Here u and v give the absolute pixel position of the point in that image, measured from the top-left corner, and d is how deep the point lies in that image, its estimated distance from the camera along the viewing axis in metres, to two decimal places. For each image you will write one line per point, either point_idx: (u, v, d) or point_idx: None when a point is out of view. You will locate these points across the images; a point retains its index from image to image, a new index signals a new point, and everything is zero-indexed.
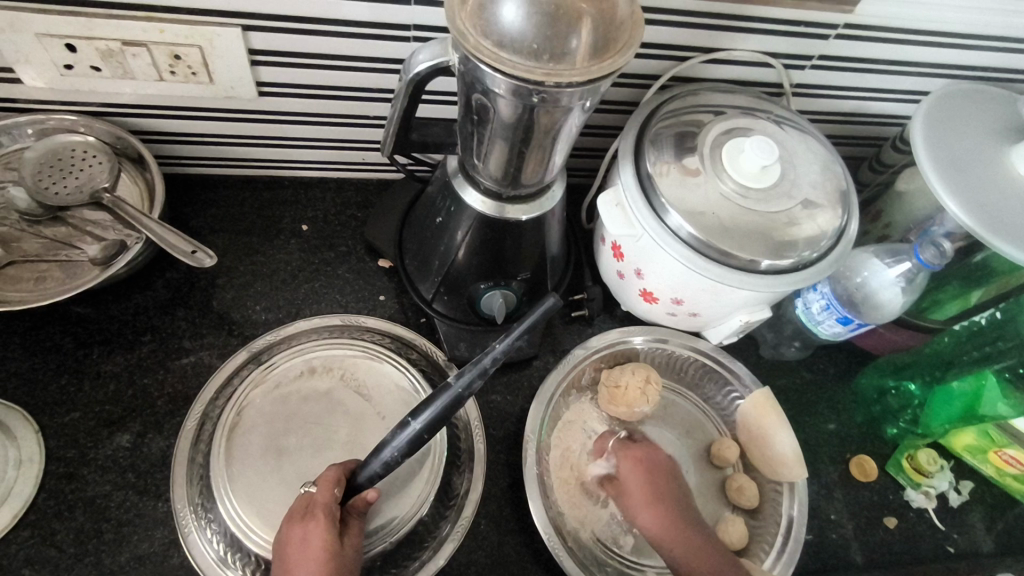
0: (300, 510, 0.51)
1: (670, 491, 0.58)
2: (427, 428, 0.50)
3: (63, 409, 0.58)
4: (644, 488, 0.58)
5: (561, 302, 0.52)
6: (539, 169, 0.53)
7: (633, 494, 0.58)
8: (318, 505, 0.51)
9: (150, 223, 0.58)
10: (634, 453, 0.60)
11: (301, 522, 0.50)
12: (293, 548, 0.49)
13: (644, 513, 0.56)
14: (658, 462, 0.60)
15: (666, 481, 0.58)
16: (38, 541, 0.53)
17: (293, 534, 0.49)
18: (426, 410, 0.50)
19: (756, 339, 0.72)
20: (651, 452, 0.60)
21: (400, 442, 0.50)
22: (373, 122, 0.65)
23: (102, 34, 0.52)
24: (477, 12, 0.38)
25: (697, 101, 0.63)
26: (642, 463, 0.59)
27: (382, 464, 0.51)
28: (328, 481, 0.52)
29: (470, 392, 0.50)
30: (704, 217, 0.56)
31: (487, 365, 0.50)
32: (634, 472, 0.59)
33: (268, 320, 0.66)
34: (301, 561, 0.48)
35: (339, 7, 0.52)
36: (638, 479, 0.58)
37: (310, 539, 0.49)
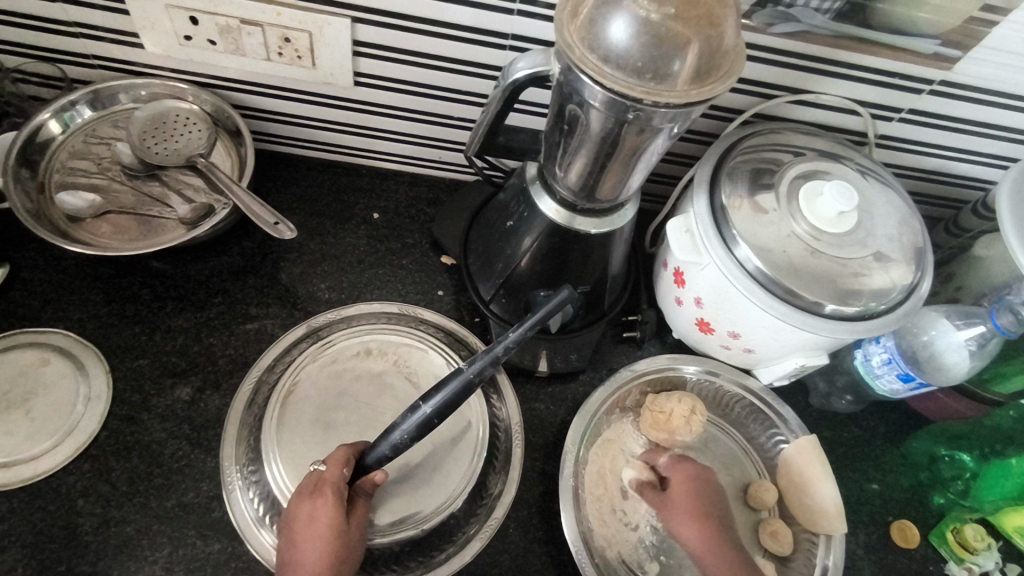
0: (309, 487, 0.52)
1: (716, 511, 0.59)
2: (437, 412, 0.51)
3: (133, 354, 0.61)
4: (689, 503, 0.59)
5: (574, 294, 0.56)
6: (616, 186, 0.54)
7: (680, 505, 0.59)
8: (328, 484, 0.52)
9: (238, 191, 0.61)
10: (683, 472, 0.61)
11: (309, 499, 0.51)
12: (301, 524, 0.50)
13: (690, 528, 0.58)
14: (707, 481, 0.61)
15: (712, 503, 0.60)
16: (95, 475, 0.56)
17: (301, 510, 0.51)
18: (438, 393, 0.51)
19: (807, 386, 0.71)
20: (702, 474, 0.61)
21: (411, 424, 0.51)
22: (456, 123, 0.67)
23: (224, 11, 0.56)
24: (586, 27, 0.40)
25: (778, 140, 0.63)
26: (691, 480, 0.61)
27: (391, 447, 0.51)
28: (339, 461, 0.54)
29: (481, 378, 0.52)
30: (773, 253, 0.56)
31: (499, 353, 0.52)
32: (682, 489, 0.60)
33: (330, 300, 0.68)
34: (308, 537, 0.49)
35: (445, 9, 0.54)
36: (684, 498, 0.59)
37: (318, 517, 0.50)
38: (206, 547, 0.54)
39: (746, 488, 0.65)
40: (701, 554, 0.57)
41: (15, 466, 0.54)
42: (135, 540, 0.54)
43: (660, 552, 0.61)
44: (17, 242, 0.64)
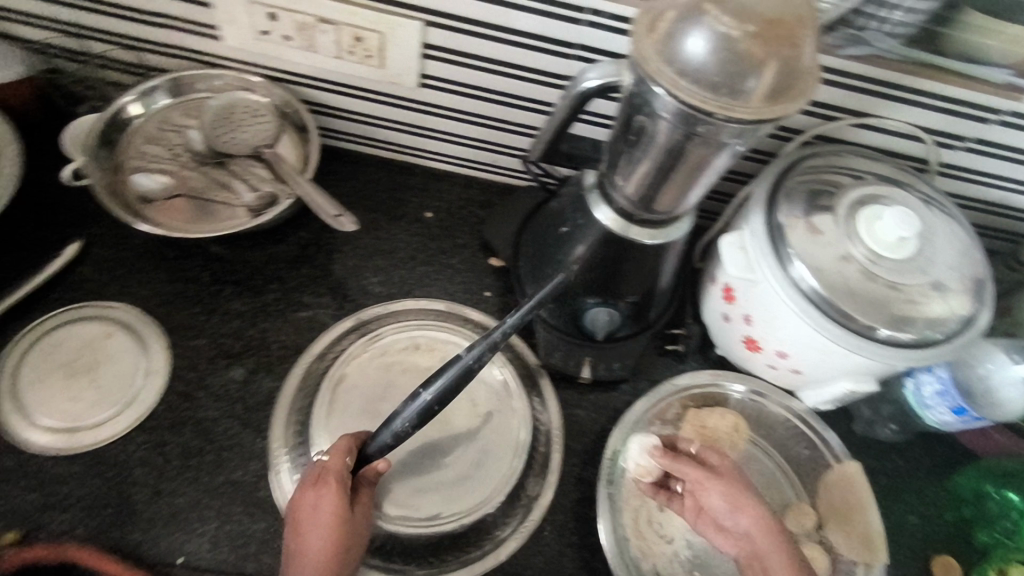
0: (312, 476, 0.53)
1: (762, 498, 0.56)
2: (437, 399, 0.51)
3: (191, 334, 0.64)
4: (739, 486, 0.55)
5: (567, 279, 0.58)
6: (675, 199, 0.54)
7: (738, 482, 0.56)
8: (331, 473, 0.53)
9: (303, 183, 0.63)
10: (724, 458, 0.58)
11: (313, 489, 0.52)
12: (304, 513, 0.51)
13: (750, 511, 0.54)
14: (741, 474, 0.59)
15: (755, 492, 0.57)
16: (151, 446, 0.58)
17: (304, 499, 0.52)
18: (438, 381, 0.51)
19: (851, 412, 0.70)
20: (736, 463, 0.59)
21: (411, 412, 0.51)
22: (514, 128, 0.68)
23: (302, 9, 0.58)
24: (664, 41, 0.40)
25: (838, 162, 0.63)
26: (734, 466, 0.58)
27: (393, 435, 0.52)
28: (341, 451, 0.54)
29: (480, 364, 0.51)
30: (830, 275, 0.55)
31: (497, 339, 0.52)
32: (729, 471, 0.57)
33: (380, 293, 0.69)
34: (312, 527, 0.50)
35: (516, 17, 0.55)
36: (736, 480, 0.56)
37: (322, 507, 0.51)
38: (251, 524, 0.56)
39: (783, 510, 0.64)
40: (761, 543, 0.52)
41: (79, 432, 0.57)
42: (185, 512, 0.56)
43: (695, 568, 0.60)
44: (89, 219, 0.67)
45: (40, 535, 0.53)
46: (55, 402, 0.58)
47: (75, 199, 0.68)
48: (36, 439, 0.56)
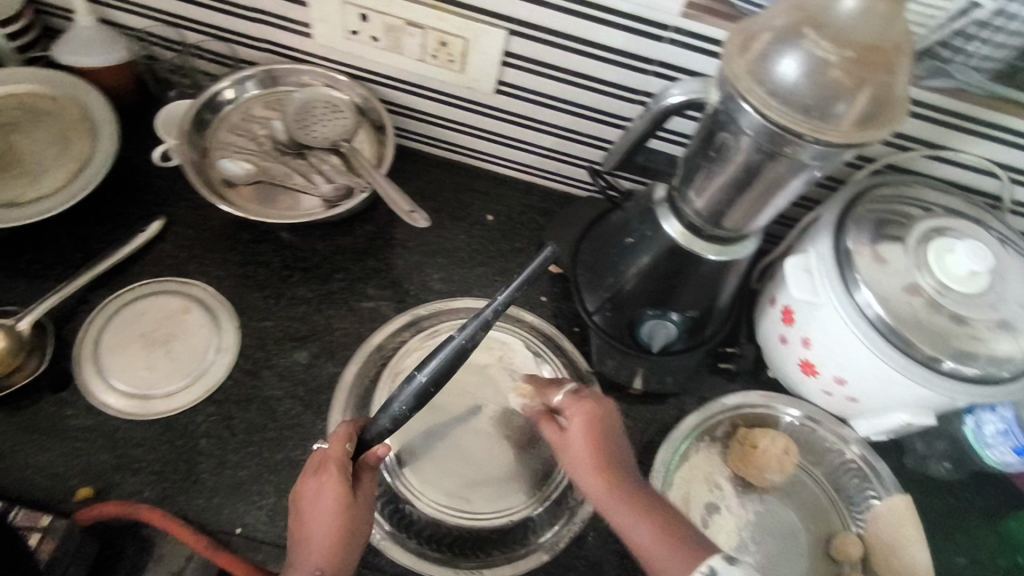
0: (314, 465, 0.54)
1: (616, 452, 0.55)
2: (433, 381, 0.54)
3: (261, 315, 0.66)
4: (591, 450, 0.54)
5: (557, 250, 0.60)
6: (745, 218, 0.55)
7: (576, 453, 0.55)
8: (331, 461, 0.53)
9: (378, 178, 0.65)
10: (582, 413, 0.56)
11: (315, 477, 0.53)
12: (309, 501, 0.52)
13: (591, 478, 0.54)
14: (606, 420, 0.56)
15: (616, 444, 0.55)
16: (218, 419, 0.60)
17: (308, 489, 0.53)
18: (432, 362, 0.54)
19: (903, 446, 0.69)
20: (599, 410, 0.56)
21: (408, 394, 0.54)
22: (583, 139, 0.70)
23: (393, 12, 0.60)
24: (756, 61, 0.42)
25: (909, 193, 0.63)
26: (590, 420, 0.55)
27: (391, 418, 0.54)
28: (341, 438, 0.54)
29: (473, 342, 0.54)
30: (896, 303, 0.55)
31: (488, 316, 0.55)
32: (580, 432, 0.55)
33: (440, 290, 0.71)
34: (317, 516, 0.51)
35: (599, 31, 0.57)
36: (584, 444, 0.54)
37: (324, 496, 0.52)
38: None
39: (830, 539, 0.64)
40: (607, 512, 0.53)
41: (152, 400, 0.60)
42: (246, 484, 0.58)
43: None
44: (172, 199, 0.70)
45: (113, 493, 0.56)
46: (132, 369, 0.61)
47: (160, 179, 0.71)
48: (111, 402, 0.59)
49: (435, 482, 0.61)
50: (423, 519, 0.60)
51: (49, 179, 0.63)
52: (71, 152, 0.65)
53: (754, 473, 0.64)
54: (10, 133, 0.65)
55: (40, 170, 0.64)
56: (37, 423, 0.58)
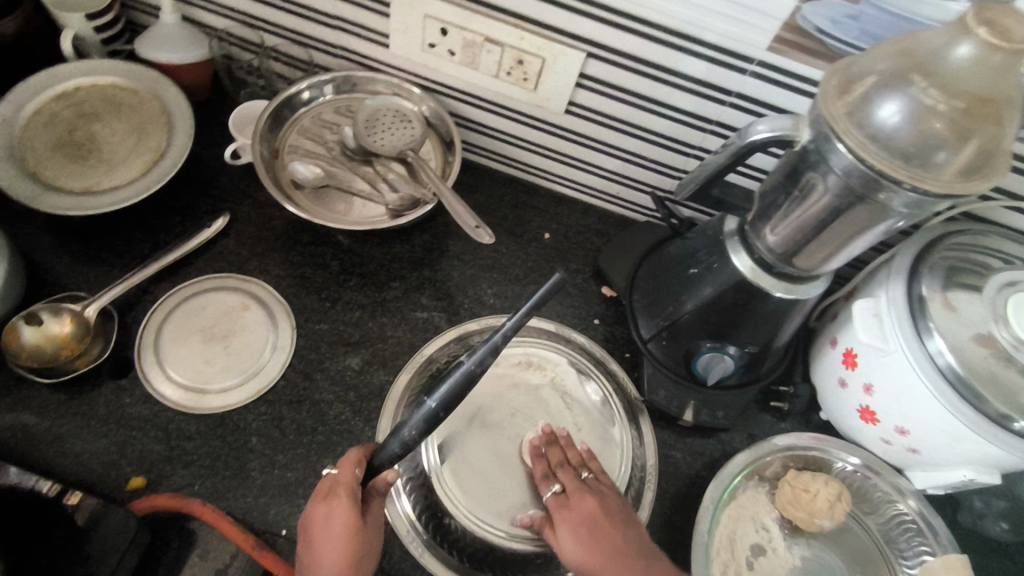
0: (324, 489, 0.52)
1: (619, 546, 0.53)
2: (442, 407, 0.51)
3: (317, 318, 0.67)
4: (592, 549, 0.53)
5: (567, 276, 0.54)
6: (820, 258, 0.53)
7: (583, 559, 0.53)
8: (342, 485, 0.52)
9: (445, 191, 0.66)
10: (572, 513, 0.56)
11: (324, 502, 0.51)
12: (317, 527, 0.50)
13: None
14: (601, 516, 0.55)
15: (617, 536, 0.54)
16: (269, 419, 0.61)
17: (314, 514, 0.51)
18: (441, 388, 0.52)
19: (959, 502, 0.67)
20: (590, 507, 0.56)
21: (416, 420, 0.51)
22: (648, 164, 0.69)
23: (473, 28, 0.60)
24: (857, 104, 0.42)
25: (987, 244, 0.61)
26: (580, 521, 0.55)
27: (401, 444, 0.52)
28: (348, 464, 0.53)
29: (482, 368, 0.52)
30: (970, 355, 0.54)
31: (498, 342, 0.52)
32: (575, 533, 0.54)
33: (493, 306, 0.71)
34: (325, 542, 0.49)
35: (681, 60, 0.57)
36: (582, 545, 0.54)
37: (333, 521, 0.50)
38: None
39: None
40: None
41: (207, 394, 0.61)
42: (293, 486, 0.58)
43: None
44: (237, 197, 0.71)
45: (163, 486, 0.57)
46: (190, 362, 0.62)
47: (227, 176, 0.72)
48: (167, 393, 0.60)
49: (478, 499, 0.61)
50: (464, 535, 0.59)
51: (125, 169, 0.65)
52: (147, 144, 0.67)
53: (803, 515, 0.62)
54: (90, 122, 0.67)
55: (117, 160, 0.65)
56: (95, 409, 0.59)
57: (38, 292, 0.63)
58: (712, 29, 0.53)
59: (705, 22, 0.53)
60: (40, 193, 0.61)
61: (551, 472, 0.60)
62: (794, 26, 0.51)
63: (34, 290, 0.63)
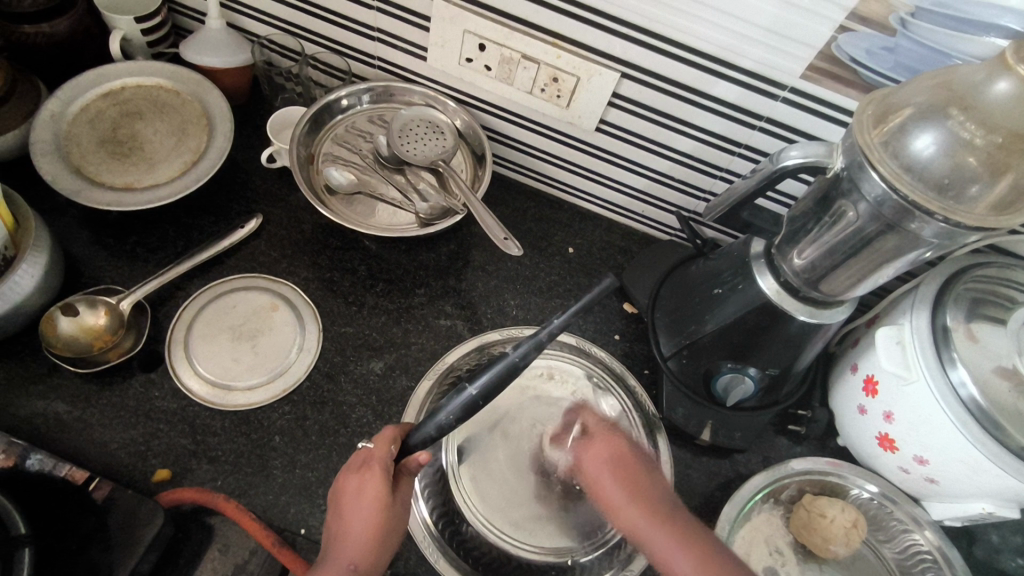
0: (357, 462, 0.53)
1: (640, 482, 0.53)
2: (482, 393, 0.52)
3: (342, 321, 0.68)
4: (613, 483, 0.53)
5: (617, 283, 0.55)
6: (845, 285, 0.54)
7: (605, 493, 0.53)
8: (375, 460, 0.52)
9: (475, 202, 0.67)
10: (596, 449, 0.56)
11: (357, 475, 0.52)
12: (349, 497, 0.51)
13: (623, 513, 0.52)
14: (624, 453, 0.55)
15: (639, 470, 0.54)
16: (293, 418, 0.62)
17: (346, 485, 0.52)
18: (482, 376, 0.52)
19: (976, 535, 0.66)
20: (617, 446, 0.56)
21: (455, 405, 0.52)
22: (675, 184, 0.70)
23: (511, 45, 0.62)
24: (892, 136, 0.43)
25: (1012, 276, 0.61)
26: (605, 458, 0.55)
27: (436, 427, 0.52)
28: (384, 439, 0.54)
29: (525, 362, 0.53)
30: (993, 388, 0.54)
31: (543, 338, 0.53)
32: (597, 470, 0.55)
33: (516, 317, 0.72)
34: (357, 511, 0.50)
35: (713, 83, 0.58)
36: (607, 477, 0.54)
37: (365, 492, 0.51)
38: None
39: None
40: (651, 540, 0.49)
41: (232, 391, 0.62)
42: (314, 486, 0.59)
43: None
44: (270, 199, 0.73)
45: (187, 479, 0.58)
46: (218, 359, 0.63)
47: (260, 178, 0.74)
48: (195, 388, 0.61)
49: (495, 507, 0.61)
50: (479, 543, 0.60)
51: (165, 167, 0.67)
52: (188, 145, 0.68)
53: (819, 540, 0.62)
54: (134, 121, 0.69)
55: (158, 159, 0.67)
56: (125, 401, 0.60)
57: (74, 285, 0.64)
58: (747, 55, 0.55)
59: (741, 47, 0.54)
60: (83, 187, 0.63)
61: (574, 422, 0.61)
62: (829, 56, 0.52)
63: (72, 282, 0.65)
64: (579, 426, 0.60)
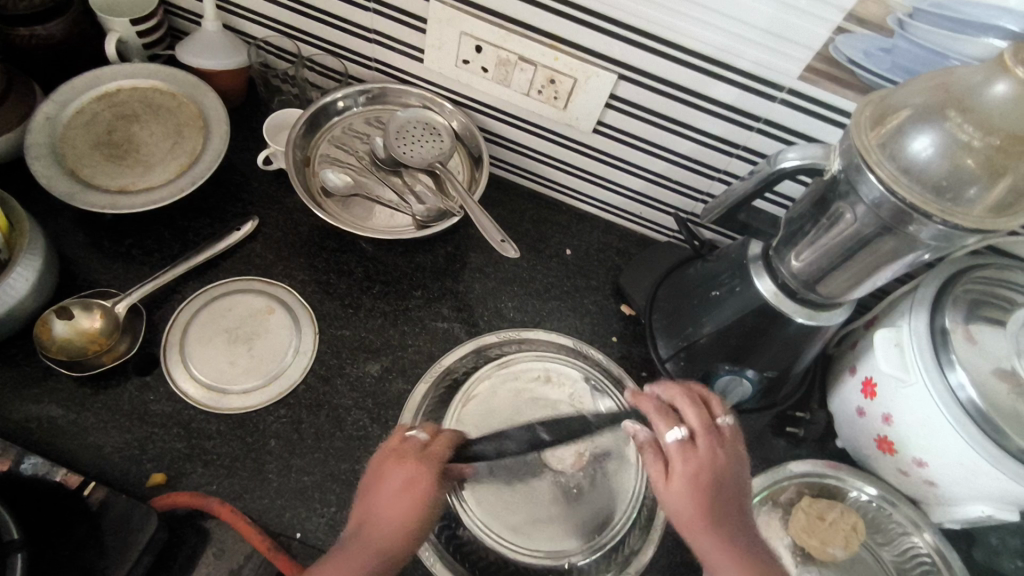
0: (406, 451, 0.53)
1: (723, 501, 0.51)
2: (551, 438, 0.59)
3: (339, 324, 0.67)
4: (699, 503, 0.50)
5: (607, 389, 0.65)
6: (843, 287, 0.54)
7: (688, 511, 0.50)
8: (431, 455, 0.54)
9: (472, 205, 0.67)
10: (694, 461, 0.52)
11: (406, 466, 0.52)
12: (392, 486, 0.51)
13: (698, 535, 0.50)
14: (718, 472, 0.52)
15: (724, 494, 0.51)
16: (289, 421, 0.61)
17: (387, 469, 0.52)
18: (556, 424, 0.60)
19: (974, 537, 0.66)
20: (714, 462, 0.52)
21: (525, 439, 0.59)
22: (672, 186, 0.70)
23: (509, 47, 0.62)
24: (889, 138, 0.43)
25: (1010, 278, 0.61)
26: (699, 474, 0.51)
27: (498, 451, 0.59)
28: (444, 442, 0.55)
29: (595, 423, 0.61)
30: (992, 390, 0.54)
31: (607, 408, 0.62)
32: (688, 483, 0.51)
33: (514, 319, 0.72)
34: (398, 500, 0.50)
35: (711, 85, 0.58)
36: (694, 495, 0.51)
37: (415, 483, 0.51)
38: None
39: None
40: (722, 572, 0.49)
41: (228, 395, 0.61)
42: (309, 490, 0.59)
43: None
44: (266, 201, 0.73)
45: (182, 483, 0.57)
46: (214, 362, 0.63)
47: (256, 181, 0.74)
48: (190, 392, 0.61)
49: (492, 511, 0.61)
50: (477, 546, 0.60)
51: (161, 170, 0.66)
52: (183, 147, 0.68)
53: (816, 543, 0.62)
54: (129, 124, 0.68)
55: (154, 161, 0.67)
56: (119, 405, 0.59)
57: (69, 288, 0.64)
58: (744, 57, 0.54)
59: (738, 49, 0.54)
60: (78, 190, 0.63)
61: (677, 413, 0.55)
62: (827, 57, 0.52)
63: (67, 285, 0.64)
64: (681, 424, 0.54)
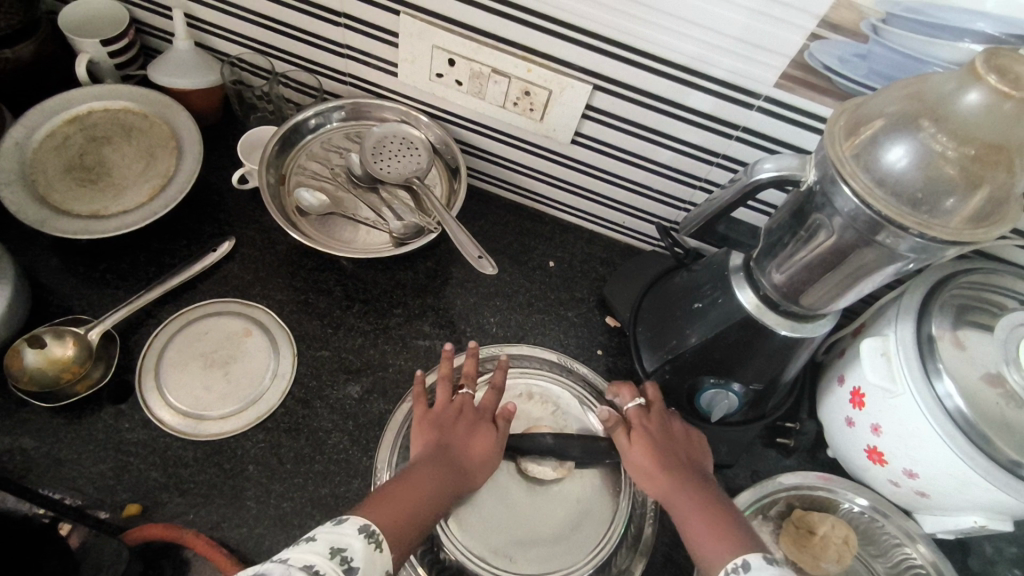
0: (466, 404, 0.60)
1: (678, 456, 0.58)
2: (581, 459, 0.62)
3: (317, 344, 0.66)
4: (653, 454, 0.58)
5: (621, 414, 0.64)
6: (824, 298, 0.53)
7: (644, 460, 0.58)
8: (484, 407, 0.61)
9: (450, 220, 0.66)
10: (648, 422, 0.60)
11: (467, 417, 0.59)
12: (460, 432, 0.58)
13: (654, 480, 0.57)
14: (670, 431, 0.60)
15: (677, 448, 0.59)
16: (267, 446, 0.60)
17: (447, 416, 0.59)
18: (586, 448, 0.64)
19: (969, 547, 0.65)
20: (665, 424, 0.60)
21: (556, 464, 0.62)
22: (654, 195, 0.69)
23: (481, 59, 0.61)
24: (863, 149, 0.42)
25: (999, 283, 0.60)
26: (651, 432, 0.59)
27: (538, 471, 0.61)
28: (493, 395, 0.62)
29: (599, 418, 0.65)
30: (980, 399, 0.53)
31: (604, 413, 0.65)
32: (644, 438, 0.59)
33: (496, 333, 0.70)
34: (463, 439, 0.58)
35: (686, 93, 0.57)
36: (649, 448, 0.58)
37: (477, 428, 0.59)
38: None
39: None
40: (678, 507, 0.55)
41: (205, 421, 0.60)
42: (290, 517, 0.58)
43: None
44: (242, 221, 0.72)
45: (158, 513, 0.56)
46: (190, 388, 0.62)
47: (232, 200, 0.73)
48: (167, 419, 0.60)
49: (473, 533, 0.59)
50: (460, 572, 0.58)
51: (133, 194, 0.66)
52: (156, 169, 0.67)
53: (808, 557, 0.61)
54: (101, 146, 0.67)
55: (126, 185, 0.66)
56: (94, 435, 0.58)
57: (42, 315, 0.63)
58: (719, 65, 0.53)
59: (712, 57, 0.53)
60: (49, 216, 0.62)
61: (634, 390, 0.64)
62: (802, 64, 0.51)
63: (40, 312, 0.63)
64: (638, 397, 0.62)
